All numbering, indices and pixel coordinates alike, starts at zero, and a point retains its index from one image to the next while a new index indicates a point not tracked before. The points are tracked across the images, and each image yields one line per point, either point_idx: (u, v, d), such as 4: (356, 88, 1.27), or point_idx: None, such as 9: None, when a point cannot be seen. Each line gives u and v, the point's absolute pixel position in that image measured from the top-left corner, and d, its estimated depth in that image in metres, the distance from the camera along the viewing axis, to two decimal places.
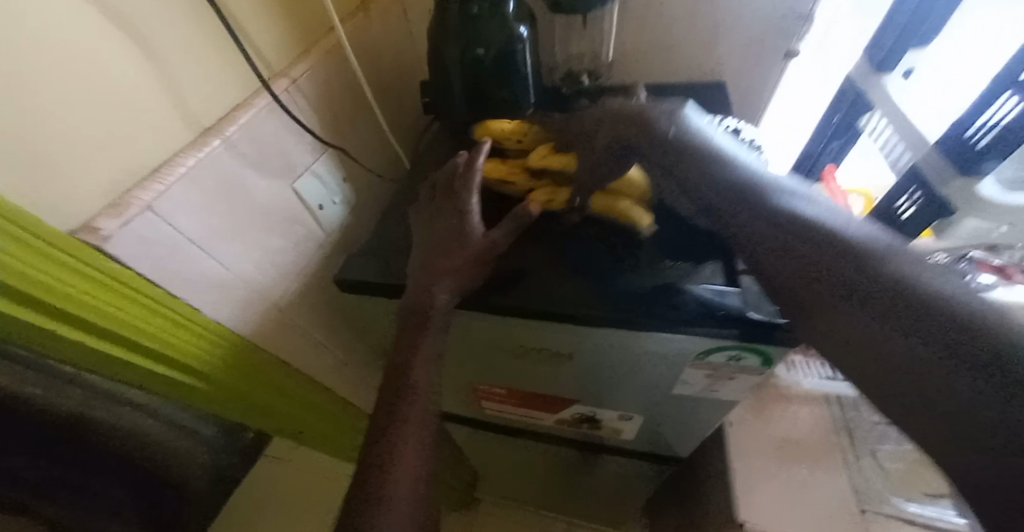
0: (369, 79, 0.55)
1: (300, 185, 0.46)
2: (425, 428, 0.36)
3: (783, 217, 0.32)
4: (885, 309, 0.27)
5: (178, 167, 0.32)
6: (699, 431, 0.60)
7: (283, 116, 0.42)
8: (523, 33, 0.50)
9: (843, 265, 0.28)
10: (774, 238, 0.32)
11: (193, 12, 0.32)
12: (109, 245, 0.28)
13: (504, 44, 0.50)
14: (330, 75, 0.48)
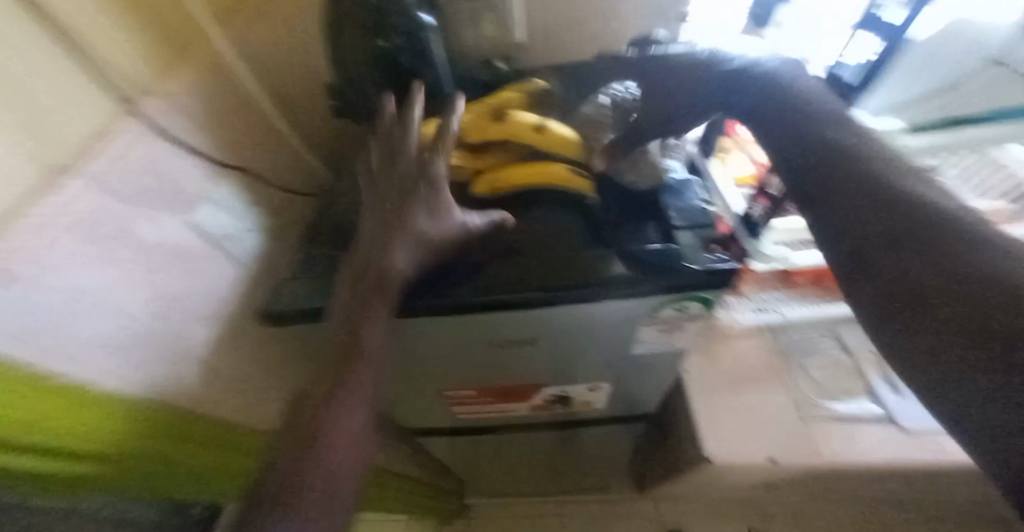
0: (259, 89, 0.51)
1: (195, 217, 0.41)
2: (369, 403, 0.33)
3: (863, 181, 0.34)
4: (896, 198, 0.32)
5: (29, 216, 0.26)
6: (664, 383, 0.62)
7: (156, 137, 0.37)
8: (428, 20, 0.48)
9: (905, 213, 0.31)
10: (857, 197, 0.34)
11: (15, 30, 0.27)
12: None
13: (410, 33, 0.47)
14: (207, 90, 0.43)
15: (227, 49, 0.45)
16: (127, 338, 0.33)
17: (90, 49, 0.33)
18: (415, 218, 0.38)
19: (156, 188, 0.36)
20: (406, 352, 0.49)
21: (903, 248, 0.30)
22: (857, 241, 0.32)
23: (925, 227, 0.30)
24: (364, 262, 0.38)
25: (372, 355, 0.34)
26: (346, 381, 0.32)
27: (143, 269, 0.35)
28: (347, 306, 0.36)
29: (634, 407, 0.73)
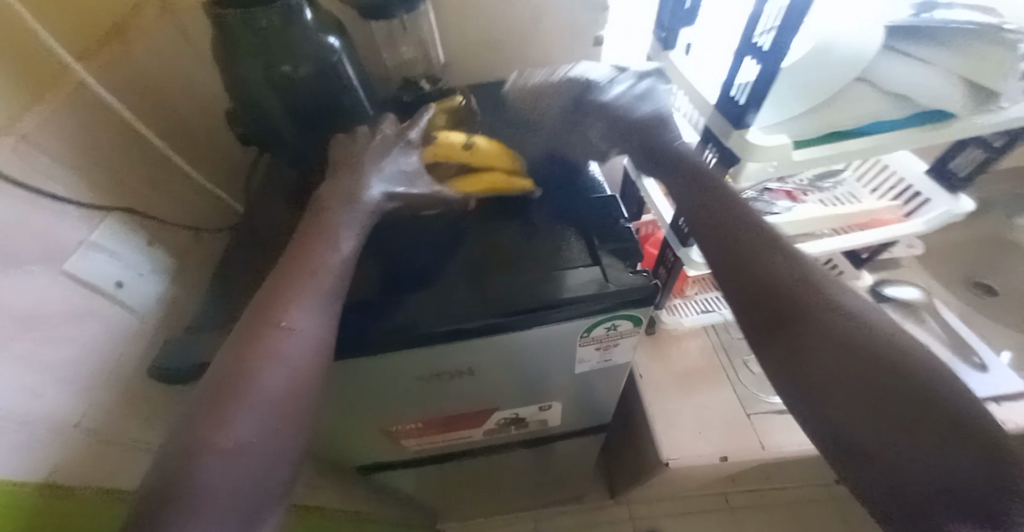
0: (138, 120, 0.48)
1: (74, 266, 0.38)
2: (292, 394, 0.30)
3: (763, 242, 0.35)
4: (779, 272, 0.33)
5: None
6: (611, 395, 0.63)
7: (13, 189, 0.33)
8: (335, 44, 0.48)
9: (795, 287, 0.32)
10: (757, 257, 0.35)
11: None
12: None
13: (315, 58, 0.47)
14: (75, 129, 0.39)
15: (96, 83, 0.42)
16: (7, 418, 0.30)
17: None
18: (347, 240, 0.38)
19: (19, 246, 0.33)
20: (339, 392, 0.46)
21: (804, 326, 0.30)
22: (766, 311, 0.32)
23: (803, 283, 0.32)
24: (283, 273, 0.34)
25: (280, 382, 0.29)
26: (236, 412, 0.27)
27: (15, 339, 0.32)
28: (256, 319, 0.31)
29: (588, 421, 0.73)
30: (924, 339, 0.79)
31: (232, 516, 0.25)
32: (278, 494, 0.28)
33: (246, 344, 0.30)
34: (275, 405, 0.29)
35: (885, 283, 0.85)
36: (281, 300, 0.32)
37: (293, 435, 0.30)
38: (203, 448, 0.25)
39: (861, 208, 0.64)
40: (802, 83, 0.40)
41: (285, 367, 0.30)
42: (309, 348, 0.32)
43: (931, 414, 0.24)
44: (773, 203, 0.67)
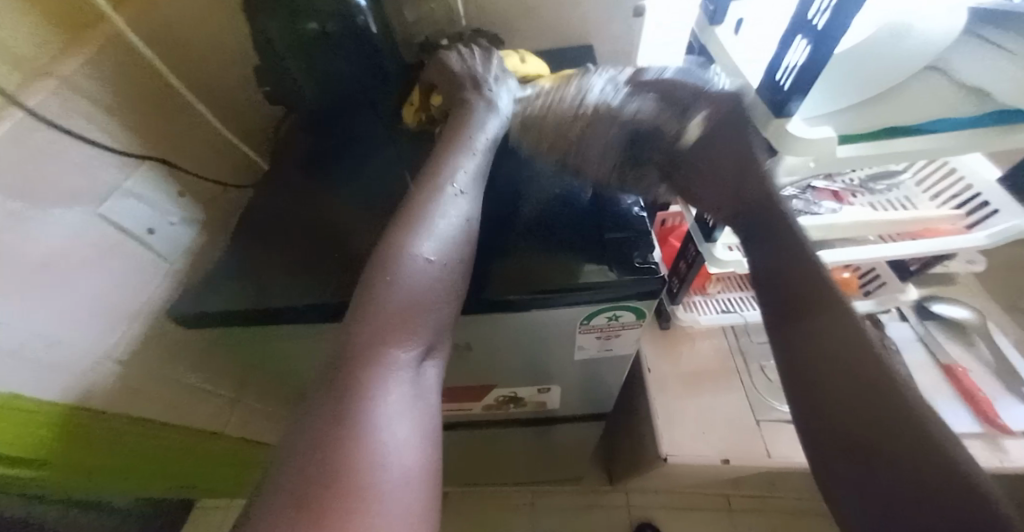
0: (172, 72, 0.49)
1: (108, 209, 0.40)
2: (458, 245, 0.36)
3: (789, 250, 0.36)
4: (808, 275, 0.35)
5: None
6: (614, 385, 0.62)
7: (53, 131, 0.34)
8: (363, 3, 0.46)
9: (809, 279, 0.35)
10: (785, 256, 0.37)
11: None
12: None
13: (340, 17, 0.45)
14: (116, 74, 0.40)
15: (134, 29, 0.42)
16: (33, 343, 0.34)
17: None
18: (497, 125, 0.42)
19: (54, 183, 0.34)
20: None
21: (815, 336, 0.34)
22: (794, 301, 0.36)
23: (808, 290, 0.35)
24: (445, 147, 0.40)
25: (448, 227, 0.35)
26: (419, 241, 0.34)
27: (47, 273, 0.34)
28: (426, 180, 0.38)
29: (588, 408, 0.73)
30: (965, 364, 0.73)
31: (417, 316, 0.33)
32: (451, 311, 0.36)
33: (423, 197, 0.36)
34: (446, 242, 0.35)
35: (932, 300, 0.78)
36: (446, 165, 0.38)
37: (463, 266, 0.36)
38: (391, 266, 0.33)
39: (912, 216, 0.57)
40: (859, 68, 0.35)
41: (451, 215, 0.36)
42: (470, 206, 0.38)
43: (893, 414, 0.28)
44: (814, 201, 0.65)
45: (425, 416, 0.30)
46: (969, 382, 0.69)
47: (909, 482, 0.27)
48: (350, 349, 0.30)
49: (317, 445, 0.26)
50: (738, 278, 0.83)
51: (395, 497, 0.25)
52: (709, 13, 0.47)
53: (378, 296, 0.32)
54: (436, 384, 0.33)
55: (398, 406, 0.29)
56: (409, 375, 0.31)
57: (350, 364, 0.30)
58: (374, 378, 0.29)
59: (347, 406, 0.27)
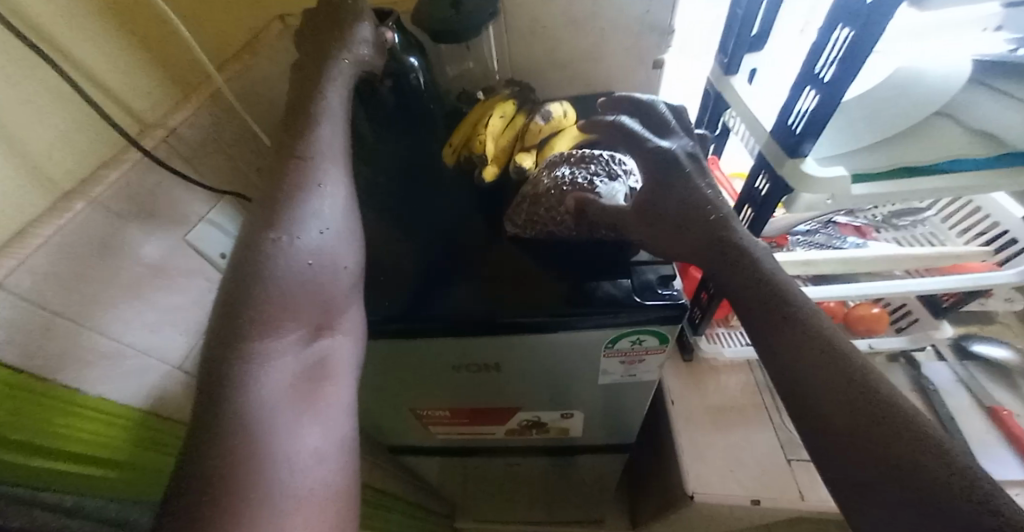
0: (254, 119, 0.57)
1: (193, 237, 0.46)
2: (335, 217, 0.35)
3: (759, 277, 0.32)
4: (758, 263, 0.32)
5: (34, 237, 0.32)
6: (638, 414, 0.63)
7: (157, 170, 0.42)
8: (415, 63, 0.54)
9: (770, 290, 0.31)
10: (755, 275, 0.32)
11: (57, 86, 0.35)
12: None
13: (398, 73, 0.53)
14: (215, 120, 0.50)
15: (231, 85, 0.52)
16: (125, 351, 0.39)
17: (112, 92, 0.41)
18: (333, 93, 0.41)
19: (161, 207, 0.43)
20: (383, 369, 0.51)
21: (789, 325, 0.29)
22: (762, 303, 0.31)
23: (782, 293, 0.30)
24: (302, 118, 0.38)
25: (326, 210, 0.34)
26: (298, 224, 0.32)
27: (141, 286, 0.40)
28: (300, 166, 0.35)
29: (613, 438, 0.73)
30: (1011, 407, 0.70)
31: (304, 299, 0.30)
32: (343, 287, 0.34)
33: (291, 178, 0.34)
34: (322, 218, 0.34)
35: (970, 339, 0.76)
36: (322, 150, 0.37)
37: (349, 249, 0.35)
38: (271, 244, 0.30)
39: (938, 250, 0.57)
40: (858, 117, 0.39)
41: (329, 199, 0.35)
42: (337, 186, 0.36)
43: (868, 400, 0.24)
44: (836, 236, 0.67)
45: (322, 399, 0.28)
46: (1015, 425, 0.66)
47: (900, 481, 0.21)
48: (229, 332, 0.26)
49: (204, 430, 0.22)
50: None
51: (294, 502, 0.22)
52: (724, 66, 0.51)
53: (256, 278, 0.29)
54: (338, 360, 0.31)
55: (290, 390, 0.26)
56: (295, 357, 0.28)
57: (230, 351, 0.26)
58: (260, 360, 0.26)
59: (234, 393, 0.24)
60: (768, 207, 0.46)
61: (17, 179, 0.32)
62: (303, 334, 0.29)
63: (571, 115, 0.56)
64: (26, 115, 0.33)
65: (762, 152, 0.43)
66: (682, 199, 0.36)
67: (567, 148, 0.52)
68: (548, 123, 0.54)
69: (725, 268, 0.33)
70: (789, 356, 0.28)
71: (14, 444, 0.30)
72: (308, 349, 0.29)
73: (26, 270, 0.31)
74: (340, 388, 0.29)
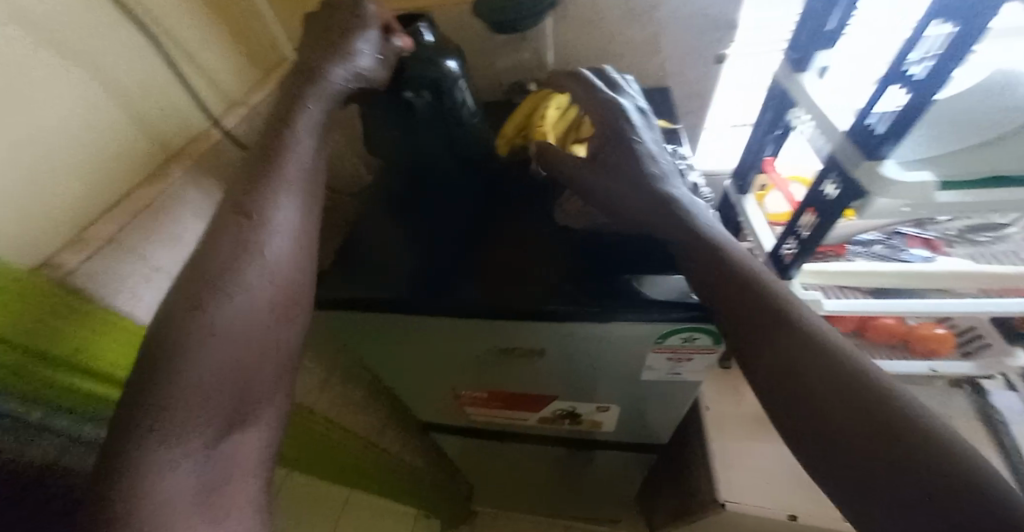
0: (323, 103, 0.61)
1: None
2: (271, 293, 0.32)
3: (756, 304, 0.32)
4: (761, 293, 0.33)
5: (140, 201, 0.37)
6: (675, 414, 0.62)
7: (233, 146, 0.47)
8: (455, 68, 0.47)
9: (772, 315, 0.31)
10: (758, 303, 0.32)
11: (159, 68, 0.40)
12: (75, 279, 0.32)
13: (435, 82, 0.46)
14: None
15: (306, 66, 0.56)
16: None
17: (206, 72, 0.45)
18: (305, 120, 0.38)
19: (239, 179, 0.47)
20: (427, 346, 0.53)
21: (798, 346, 0.29)
22: (756, 322, 0.32)
23: (775, 310, 0.31)
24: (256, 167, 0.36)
25: (251, 291, 0.31)
26: (225, 304, 0.30)
27: None
28: (236, 231, 0.32)
29: (643, 437, 0.72)
30: None
31: (224, 383, 0.28)
32: (271, 366, 0.32)
33: (224, 246, 0.32)
34: (253, 294, 0.31)
35: None
36: (275, 211, 0.34)
37: (278, 324, 0.33)
38: (192, 329, 0.28)
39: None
40: (950, 119, 0.36)
41: (264, 270, 0.32)
42: (280, 253, 0.34)
43: (871, 406, 0.25)
44: (903, 247, 0.63)
45: (223, 505, 0.26)
46: None
47: (896, 468, 0.23)
48: (123, 437, 0.24)
49: None
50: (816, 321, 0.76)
51: None
52: (793, 62, 0.48)
53: (169, 372, 0.26)
54: (246, 454, 0.29)
55: (190, 498, 0.25)
56: (197, 457, 0.26)
57: (121, 460, 0.24)
58: (156, 467, 0.24)
59: (109, 518, 0.22)
60: (836, 211, 0.44)
61: (126, 146, 0.38)
62: (214, 428, 0.27)
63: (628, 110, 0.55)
64: (132, 90, 0.38)
65: (834, 152, 0.41)
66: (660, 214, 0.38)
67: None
68: None
69: (737, 299, 0.33)
70: (794, 373, 0.29)
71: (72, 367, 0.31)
72: (218, 445, 0.28)
73: (134, 228, 0.36)
74: (244, 485, 0.28)
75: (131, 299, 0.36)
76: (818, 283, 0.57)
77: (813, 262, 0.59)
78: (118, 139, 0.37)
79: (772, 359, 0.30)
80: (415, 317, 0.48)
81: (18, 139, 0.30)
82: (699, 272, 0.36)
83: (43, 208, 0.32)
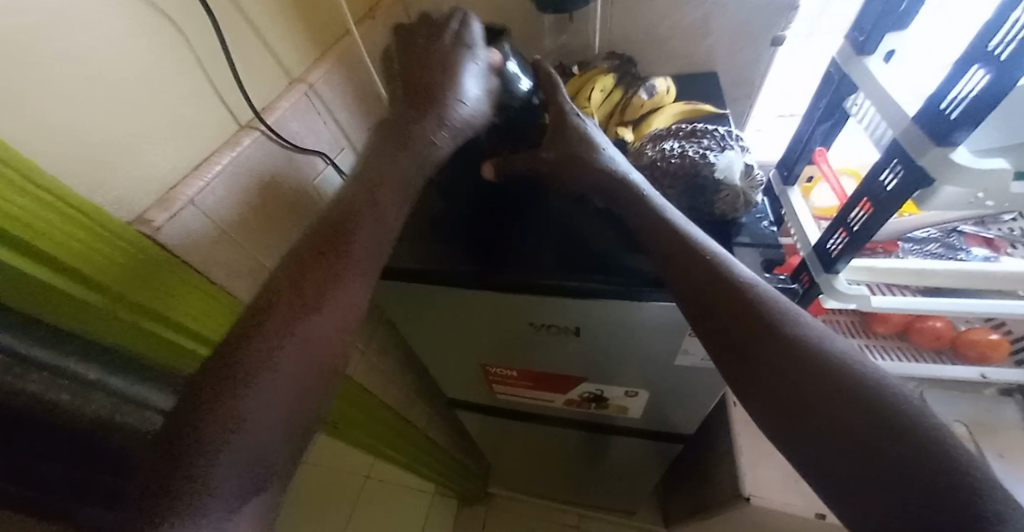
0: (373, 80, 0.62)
1: (319, 181, 0.54)
2: (314, 368, 0.30)
3: (795, 344, 0.29)
4: (763, 309, 0.30)
5: (215, 165, 0.39)
6: (703, 403, 0.62)
7: (295, 118, 0.48)
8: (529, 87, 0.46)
9: (799, 352, 0.28)
10: (771, 336, 0.29)
11: (235, 38, 0.41)
12: (160, 234, 0.34)
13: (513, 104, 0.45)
14: (345, 76, 0.54)
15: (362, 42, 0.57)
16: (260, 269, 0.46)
17: (274, 43, 0.46)
18: (394, 175, 0.38)
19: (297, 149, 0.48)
20: (463, 319, 0.54)
21: (797, 358, 0.28)
22: (745, 327, 0.30)
23: (773, 317, 0.30)
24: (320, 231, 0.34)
25: (294, 365, 0.29)
26: (268, 379, 0.28)
27: (275, 214, 0.47)
28: (290, 302, 0.30)
29: (668, 425, 0.72)
30: None
31: (253, 460, 0.27)
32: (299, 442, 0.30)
33: (278, 314, 0.30)
34: (297, 371, 0.29)
35: None
36: (324, 292, 0.32)
37: (314, 401, 0.30)
38: (225, 424, 0.26)
39: None
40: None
41: (308, 343, 0.30)
42: (329, 325, 0.31)
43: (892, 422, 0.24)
44: (962, 246, 0.60)
45: None
46: None
47: (884, 459, 0.24)
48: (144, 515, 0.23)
49: None
50: (853, 319, 0.73)
51: None
52: (856, 44, 0.45)
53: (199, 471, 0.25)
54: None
55: None
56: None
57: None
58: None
59: None
60: (895, 202, 0.42)
61: (207, 113, 0.39)
62: (231, 505, 0.26)
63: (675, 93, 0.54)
64: (213, 58, 0.39)
65: (899, 139, 0.39)
66: (696, 273, 0.34)
67: (668, 123, 0.50)
68: (652, 99, 0.53)
69: (726, 305, 0.31)
70: (787, 375, 0.28)
71: (124, 300, 0.32)
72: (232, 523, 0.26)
73: (208, 192, 0.38)
74: None
75: (202, 255, 0.38)
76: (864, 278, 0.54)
77: (861, 258, 0.57)
78: (200, 105, 0.39)
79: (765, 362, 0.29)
80: (457, 289, 0.49)
81: (111, 101, 0.32)
82: (690, 292, 0.34)
83: (130, 169, 0.33)
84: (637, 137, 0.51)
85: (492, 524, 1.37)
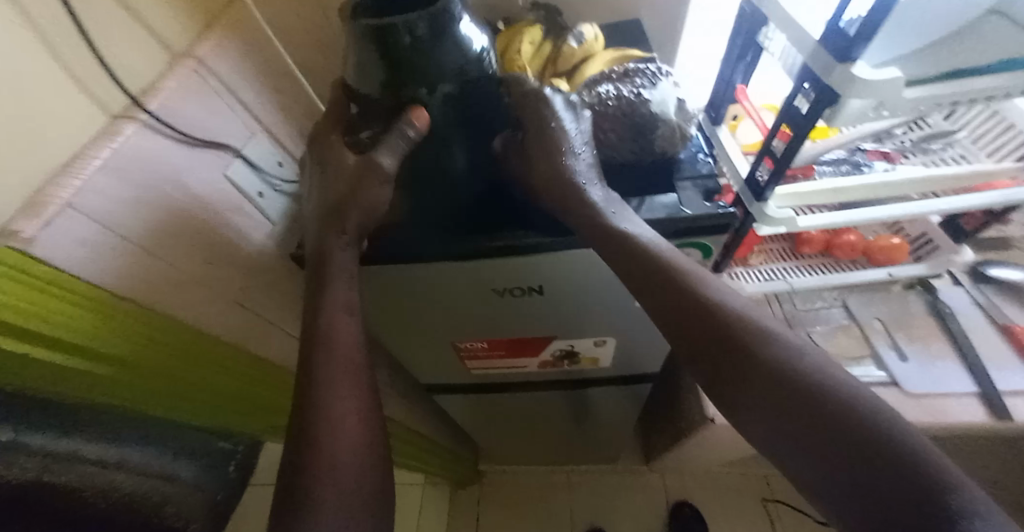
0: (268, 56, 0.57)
1: (232, 172, 0.49)
2: (356, 439, 0.36)
3: (756, 342, 0.34)
4: (714, 309, 0.36)
5: (92, 160, 0.33)
6: (664, 339, 0.66)
7: (185, 99, 0.43)
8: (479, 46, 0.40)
9: (758, 352, 0.33)
10: (737, 337, 0.35)
11: (97, 7, 0.36)
12: (36, 247, 0.28)
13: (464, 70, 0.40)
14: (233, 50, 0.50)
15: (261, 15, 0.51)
16: (173, 271, 0.41)
17: (145, 15, 0.41)
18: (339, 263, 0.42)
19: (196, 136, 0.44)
20: (421, 297, 0.53)
21: (750, 362, 0.33)
22: (717, 330, 0.35)
23: (734, 321, 0.35)
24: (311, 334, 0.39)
25: (343, 453, 0.35)
26: (330, 471, 0.34)
27: (184, 213, 0.42)
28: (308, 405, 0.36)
29: (636, 368, 0.76)
30: None
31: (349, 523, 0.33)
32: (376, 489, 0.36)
33: (312, 418, 0.35)
34: (349, 452, 0.35)
35: (989, 263, 0.77)
36: (333, 381, 0.37)
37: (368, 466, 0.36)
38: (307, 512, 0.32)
39: (970, 169, 0.56)
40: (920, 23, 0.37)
41: (347, 428, 0.35)
42: (355, 407, 0.37)
43: (830, 400, 0.30)
44: (862, 161, 0.67)
45: None
46: None
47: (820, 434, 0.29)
48: None
49: None
50: (782, 242, 0.80)
51: None
52: None
53: None
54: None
55: None
56: None
57: None
58: None
59: None
60: (808, 126, 0.46)
61: (74, 100, 0.34)
62: None
63: (604, 41, 0.54)
64: (74, 33, 0.34)
65: (808, 61, 0.42)
66: (671, 288, 0.38)
67: (600, 69, 0.51)
68: (583, 47, 0.53)
69: (689, 313, 0.37)
70: (737, 374, 0.34)
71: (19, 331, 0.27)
72: None
73: (87, 189, 0.32)
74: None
75: (97, 266, 0.33)
76: (791, 204, 0.58)
77: (788, 185, 0.60)
78: (66, 90, 0.33)
79: (724, 356, 0.35)
80: (410, 264, 0.47)
81: None
82: (654, 276, 0.38)
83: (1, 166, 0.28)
84: (573, 87, 0.51)
85: (488, 501, 1.40)
